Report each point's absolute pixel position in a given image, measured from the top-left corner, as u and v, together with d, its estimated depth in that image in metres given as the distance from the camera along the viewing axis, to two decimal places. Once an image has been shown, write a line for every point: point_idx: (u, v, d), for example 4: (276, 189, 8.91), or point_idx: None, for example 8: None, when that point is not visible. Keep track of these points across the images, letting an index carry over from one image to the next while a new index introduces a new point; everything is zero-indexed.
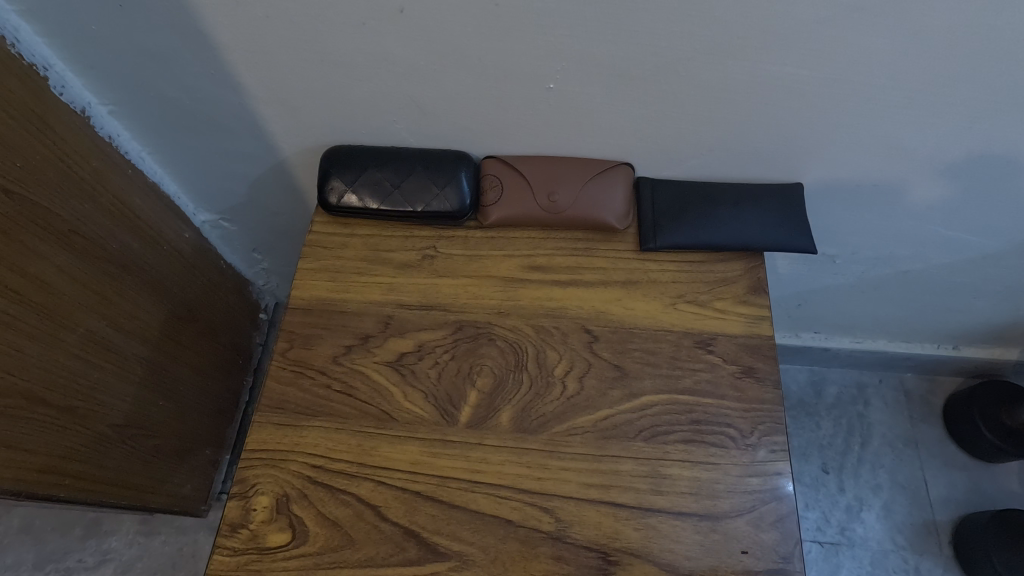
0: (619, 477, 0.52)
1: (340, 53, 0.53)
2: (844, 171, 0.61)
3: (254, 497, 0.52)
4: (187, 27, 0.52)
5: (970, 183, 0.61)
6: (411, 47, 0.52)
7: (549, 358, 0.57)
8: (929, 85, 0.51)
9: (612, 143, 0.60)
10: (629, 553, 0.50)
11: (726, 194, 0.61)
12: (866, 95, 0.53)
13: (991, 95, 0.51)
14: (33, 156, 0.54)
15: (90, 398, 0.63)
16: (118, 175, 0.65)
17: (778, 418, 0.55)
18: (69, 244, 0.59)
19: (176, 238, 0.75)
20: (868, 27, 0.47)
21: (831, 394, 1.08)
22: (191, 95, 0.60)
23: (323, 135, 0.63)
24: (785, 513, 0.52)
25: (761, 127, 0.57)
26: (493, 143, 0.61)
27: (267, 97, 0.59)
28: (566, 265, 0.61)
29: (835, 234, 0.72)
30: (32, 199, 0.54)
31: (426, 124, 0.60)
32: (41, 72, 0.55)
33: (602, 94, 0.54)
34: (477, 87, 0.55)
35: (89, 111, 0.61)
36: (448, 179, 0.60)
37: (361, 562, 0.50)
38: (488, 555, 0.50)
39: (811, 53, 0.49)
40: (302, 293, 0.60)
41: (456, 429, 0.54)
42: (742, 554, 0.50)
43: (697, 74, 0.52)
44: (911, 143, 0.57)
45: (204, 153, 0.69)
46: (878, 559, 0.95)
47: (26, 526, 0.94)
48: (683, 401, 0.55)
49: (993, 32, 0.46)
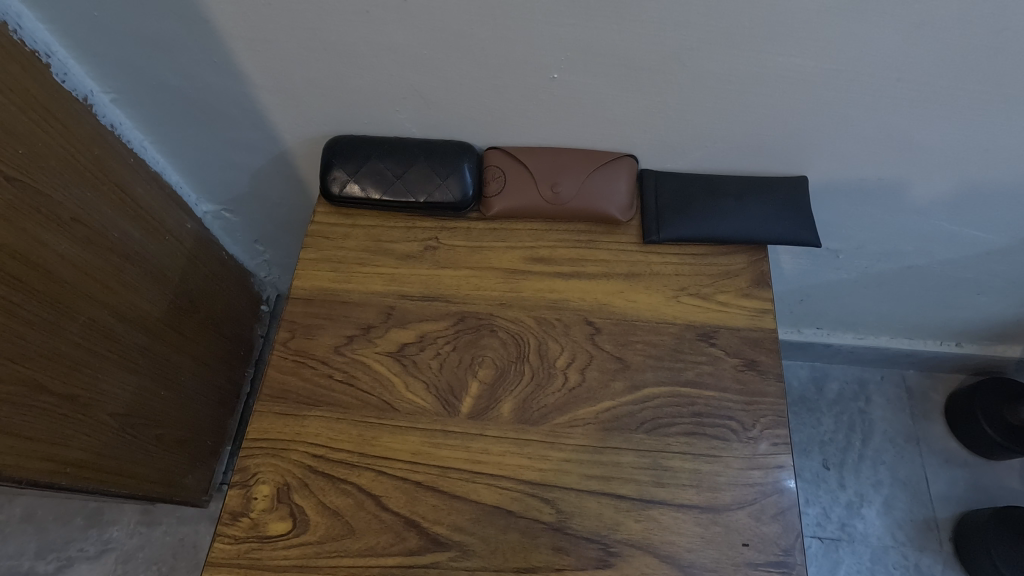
0: (620, 469, 0.52)
1: (342, 42, 0.53)
2: (850, 165, 0.61)
3: (255, 486, 0.52)
4: (190, 14, 0.52)
5: (975, 179, 0.61)
6: (414, 35, 0.51)
7: (550, 349, 0.57)
8: (939, 77, 0.51)
9: (616, 134, 0.59)
10: (630, 544, 0.50)
11: (731, 187, 0.61)
12: (873, 88, 0.52)
13: (997, 90, 0.51)
14: (35, 142, 0.54)
15: (92, 387, 0.63)
16: (120, 164, 0.65)
17: (781, 411, 0.55)
18: (71, 233, 0.59)
19: (178, 227, 0.75)
20: (876, 18, 0.46)
21: (832, 390, 1.07)
22: (192, 84, 0.60)
23: (325, 125, 0.63)
24: (786, 506, 0.52)
25: (765, 121, 0.57)
26: (496, 133, 0.61)
27: (269, 87, 0.59)
28: (569, 256, 0.61)
29: (838, 230, 0.72)
30: (33, 186, 0.54)
31: (430, 114, 0.60)
32: (43, 58, 0.55)
33: (606, 85, 0.54)
34: (480, 77, 0.55)
35: (92, 99, 0.61)
36: (451, 169, 0.60)
37: (362, 551, 0.50)
38: (489, 545, 0.50)
39: (817, 44, 0.49)
40: (304, 282, 0.60)
41: (458, 420, 0.54)
42: (744, 546, 0.50)
43: (702, 66, 0.52)
44: (917, 138, 0.57)
45: (207, 143, 0.69)
46: (879, 555, 0.95)
47: (28, 516, 0.95)
48: (686, 393, 0.55)
49: (1001, 26, 0.46)
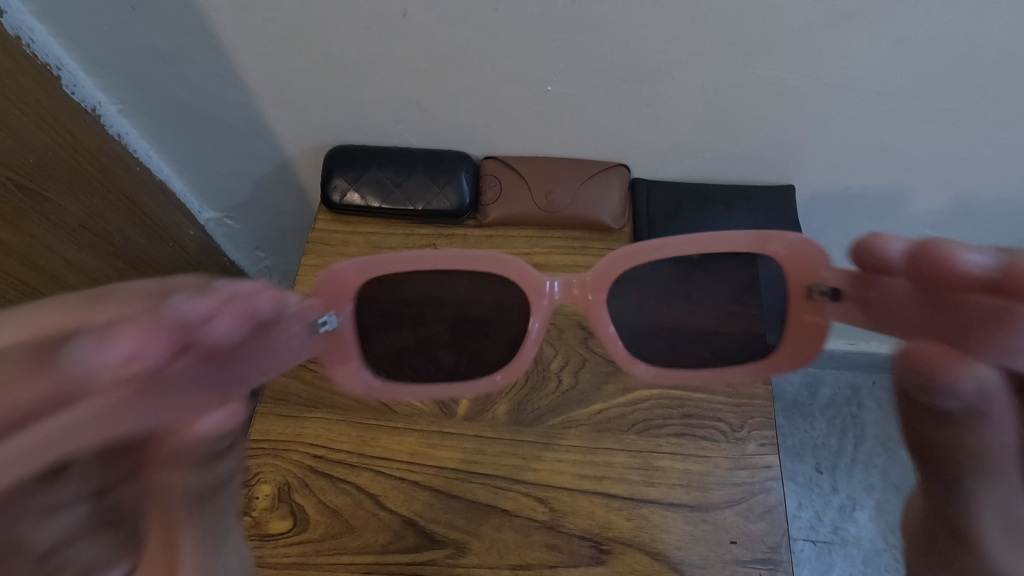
0: (612, 469, 0.54)
1: (343, 55, 0.55)
2: (835, 173, 0.63)
3: (257, 485, 0.53)
4: (197, 28, 0.54)
5: (960, 188, 0.63)
6: (413, 49, 0.53)
7: (544, 353, 0.59)
8: (918, 89, 0.52)
9: (607, 144, 0.61)
10: (620, 542, 0.51)
11: (720, 195, 0.63)
12: (855, 100, 0.54)
13: (974, 100, 0.53)
14: (45, 152, 0.55)
15: None
16: (126, 172, 0.67)
17: (768, 413, 0.57)
18: (77, 240, 0.60)
19: (181, 235, 0.77)
20: (855, 34, 0.48)
21: (825, 394, 1.07)
22: (197, 95, 0.62)
23: (326, 135, 0.65)
24: (773, 505, 0.53)
25: (752, 131, 0.58)
26: (493, 143, 0.63)
27: (273, 98, 0.61)
28: (562, 263, 0.62)
29: (827, 237, 0.74)
30: (41, 194, 0.55)
31: (428, 124, 0.62)
32: (53, 71, 0.57)
33: (598, 97, 0.56)
34: (476, 89, 0.57)
35: (99, 109, 0.63)
36: (449, 178, 0.62)
37: (360, 549, 0.51)
38: (484, 543, 0.51)
39: (799, 58, 0.51)
40: (305, 288, 0.62)
41: (454, 421, 0.56)
42: (731, 544, 0.51)
43: (689, 79, 0.53)
44: (899, 147, 0.59)
45: (211, 152, 0.70)
46: (871, 558, 0.98)
47: None
48: (676, 396, 0.57)
49: (974, 41, 0.48)
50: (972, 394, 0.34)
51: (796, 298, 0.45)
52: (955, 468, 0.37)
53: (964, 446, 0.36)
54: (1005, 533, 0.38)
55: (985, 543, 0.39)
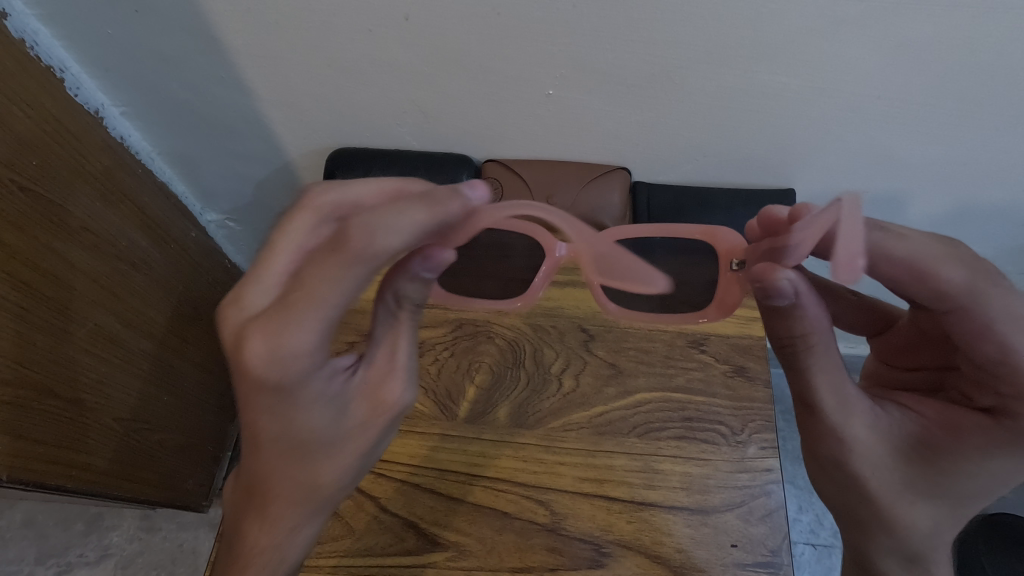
0: (612, 472, 0.54)
1: (345, 59, 0.55)
2: (836, 177, 0.63)
3: None
4: (200, 32, 0.54)
5: (961, 192, 0.63)
6: (415, 52, 0.53)
7: (545, 356, 0.59)
8: (919, 94, 0.53)
9: (609, 147, 0.62)
10: (621, 544, 0.51)
11: (720, 199, 0.63)
12: (856, 105, 0.54)
13: (974, 105, 0.53)
14: (48, 154, 0.56)
15: (98, 391, 0.63)
16: (128, 174, 0.67)
17: (768, 416, 0.57)
18: (82, 242, 0.60)
19: (182, 236, 0.77)
20: (856, 39, 0.48)
21: None
22: (199, 98, 0.62)
23: (328, 137, 0.65)
24: (774, 508, 0.53)
25: (753, 135, 0.59)
26: (494, 146, 0.63)
27: (275, 101, 0.61)
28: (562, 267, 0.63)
29: None
30: (45, 196, 0.55)
31: (431, 127, 0.62)
32: (57, 73, 0.57)
33: (599, 100, 0.56)
34: (479, 92, 0.57)
35: (102, 111, 0.63)
36: (450, 180, 0.63)
37: (360, 551, 0.51)
38: (485, 545, 0.51)
39: (800, 63, 0.51)
40: None
41: (455, 423, 0.56)
42: (731, 547, 0.52)
43: (691, 83, 0.53)
44: (898, 151, 0.59)
45: (213, 155, 0.70)
46: None
47: (28, 521, 0.95)
48: (677, 399, 0.57)
49: (975, 46, 0.48)
50: (791, 291, 0.35)
51: (728, 274, 0.44)
52: (794, 354, 0.38)
53: (799, 334, 0.37)
54: (840, 402, 0.39)
55: (829, 410, 0.39)
